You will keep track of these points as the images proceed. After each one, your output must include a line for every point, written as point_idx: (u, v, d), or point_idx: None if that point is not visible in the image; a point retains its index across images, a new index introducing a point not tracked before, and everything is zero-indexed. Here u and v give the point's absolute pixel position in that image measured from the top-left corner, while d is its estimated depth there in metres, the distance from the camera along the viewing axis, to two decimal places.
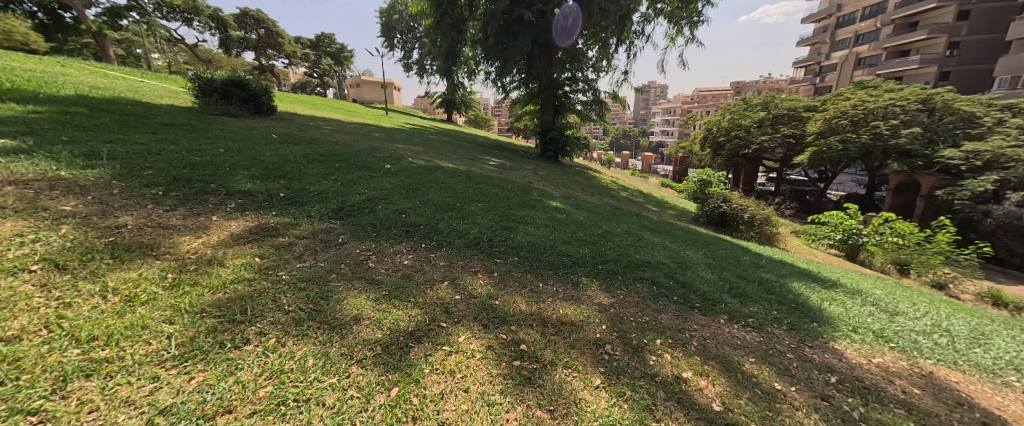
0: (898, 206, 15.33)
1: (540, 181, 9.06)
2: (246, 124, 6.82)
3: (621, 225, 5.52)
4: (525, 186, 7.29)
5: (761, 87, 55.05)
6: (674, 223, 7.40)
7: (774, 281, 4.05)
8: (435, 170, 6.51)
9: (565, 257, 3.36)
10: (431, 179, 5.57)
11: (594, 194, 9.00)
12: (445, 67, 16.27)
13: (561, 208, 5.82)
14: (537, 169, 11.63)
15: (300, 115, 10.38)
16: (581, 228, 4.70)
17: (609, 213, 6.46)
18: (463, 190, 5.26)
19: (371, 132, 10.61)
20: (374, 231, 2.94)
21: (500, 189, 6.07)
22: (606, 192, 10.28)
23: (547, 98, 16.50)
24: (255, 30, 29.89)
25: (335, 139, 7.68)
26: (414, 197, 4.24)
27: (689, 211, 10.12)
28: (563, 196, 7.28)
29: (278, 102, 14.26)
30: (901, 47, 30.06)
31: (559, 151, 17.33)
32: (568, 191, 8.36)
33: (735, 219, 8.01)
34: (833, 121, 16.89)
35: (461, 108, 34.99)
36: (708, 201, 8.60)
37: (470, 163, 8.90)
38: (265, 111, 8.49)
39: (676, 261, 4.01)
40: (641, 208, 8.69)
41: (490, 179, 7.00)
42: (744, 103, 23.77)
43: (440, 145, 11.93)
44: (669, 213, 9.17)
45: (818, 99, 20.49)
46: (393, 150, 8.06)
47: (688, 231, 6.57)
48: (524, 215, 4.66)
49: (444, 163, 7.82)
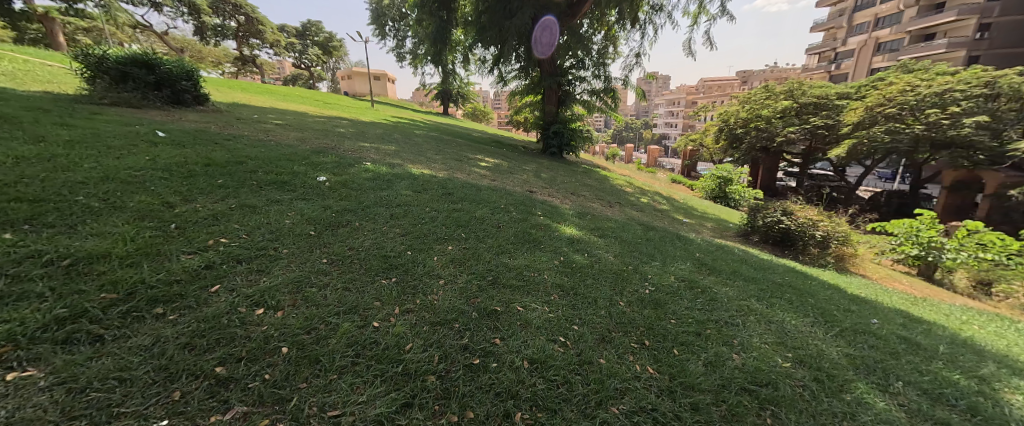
0: (953, 205, 14.00)
1: (544, 188, 7.20)
2: (138, 118, 4.96)
3: (669, 267, 3.69)
4: (524, 199, 5.45)
5: (770, 76, 52.78)
6: (725, 247, 5.61)
7: (994, 405, 2.15)
8: (401, 182, 4.67)
9: (611, 412, 1.51)
10: (389, 200, 3.74)
11: (611, 205, 7.16)
12: (432, 51, 14.29)
13: (578, 239, 4.01)
14: (539, 170, 9.80)
15: (251, 108, 8.57)
16: (617, 286, 2.86)
17: (643, 240, 4.64)
18: (429, 219, 3.43)
19: (337, 128, 8.73)
20: (98, 413, 1.06)
21: (489, 210, 4.26)
22: (625, 200, 8.44)
23: (550, 86, 14.57)
24: (235, 18, 27.91)
25: (275, 138, 5.83)
26: (331, 246, 2.42)
27: (725, 221, 8.32)
28: (576, 212, 5.49)
29: (238, 92, 12.41)
30: (926, 30, 27.94)
31: (564, 147, 15.40)
32: (582, 204, 6.50)
33: (801, 238, 6.13)
34: (876, 109, 14.89)
35: (458, 100, 32.95)
36: (759, 213, 6.77)
37: (456, 167, 7.08)
38: (191, 102, 6.73)
39: (811, 372, 2.13)
40: (672, 223, 6.87)
41: (477, 192, 5.14)
42: (766, 90, 21.70)
43: (425, 142, 10.05)
44: (704, 227, 7.35)
45: (852, 86, 18.46)
46: (353, 151, 6.21)
47: (752, 262, 4.73)
48: (526, 265, 2.86)
49: (419, 168, 5.98)
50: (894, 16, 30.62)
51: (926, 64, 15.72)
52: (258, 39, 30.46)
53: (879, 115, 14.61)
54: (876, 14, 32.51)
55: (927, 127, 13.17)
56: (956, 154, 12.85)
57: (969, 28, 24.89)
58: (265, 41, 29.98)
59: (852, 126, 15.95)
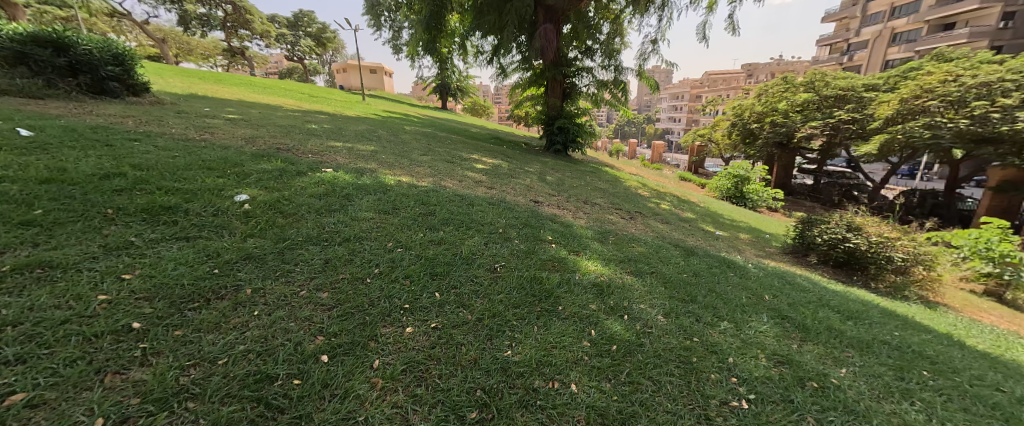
0: (997, 208, 12.75)
1: (551, 196, 6.04)
2: (21, 110, 3.82)
3: (747, 331, 2.48)
4: (529, 216, 4.29)
5: (775, 70, 51.31)
6: (779, 274, 4.47)
7: None
8: (367, 199, 3.48)
9: None
10: (335, 230, 2.57)
11: (631, 216, 6.01)
12: (425, 39, 13.04)
13: (607, 284, 2.81)
14: (543, 172, 8.65)
15: (209, 101, 7.39)
16: (691, 397, 1.69)
17: (688, 274, 3.47)
18: (389, 266, 2.25)
19: (311, 124, 7.55)
20: None
21: (480, 241, 3.06)
22: (644, 207, 7.29)
23: (554, 77, 13.28)
24: (221, 7, 26.56)
25: (215, 136, 4.64)
26: (157, 364, 1.25)
27: (760, 233, 7.16)
28: (596, 233, 4.36)
29: (206, 83, 11.21)
30: (945, 19, 26.53)
31: (569, 144, 14.18)
32: (599, 217, 5.36)
33: (873, 261, 4.94)
34: (911, 102, 13.77)
35: (457, 94, 31.64)
36: (814, 228, 5.60)
37: (446, 171, 5.95)
38: (120, 92, 5.55)
39: None
40: (705, 239, 5.74)
41: (468, 208, 3.97)
42: (784, 82, 20.41)
43: (415, 140, 8.90)
44: (741, 241, 6.20)
45: (878, 77, 17.21)
46: (316, 153, 5.03)
47: (836, 304, 3.55)
48: (535, 362, 1.68)
49: (396, 176, 4.79)
50: (912, 5, 29.18)
51: (966, 52, 14.47)
52: (247, 30, 29.18)
53: (916, 108, 13.49)
54: (892, 3, 31.04)
55: (972, 121, 11.97)
56: (1002, 150, 11.75)
57: (993, 16, 23.59)
58: (254, 31, 28.70)
59: (883, 121, 14.74)
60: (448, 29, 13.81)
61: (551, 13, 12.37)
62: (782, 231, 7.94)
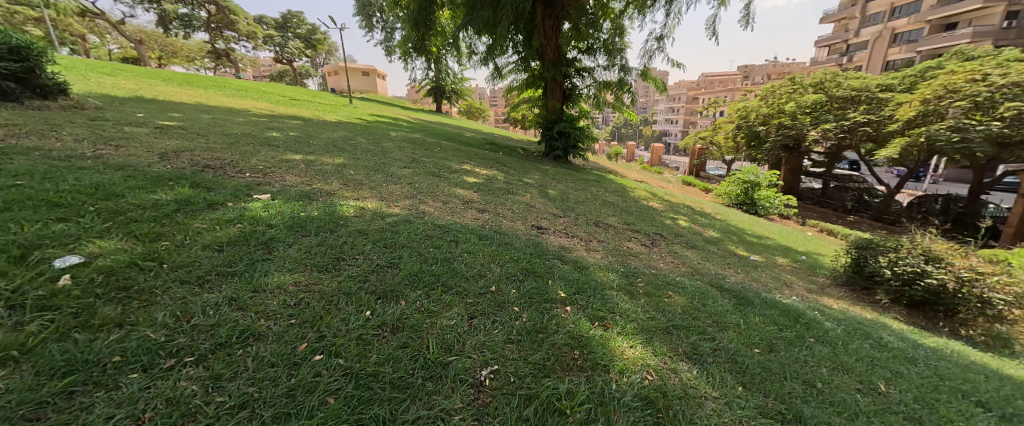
0: None
1: (555, 218, 5.01)
2: None
3: None
4: (532, 257, 3.24)
5: (771, 71, 50.72)
6: (854, 324, 3.44)
7: None
8: (304, 243, 2.45)
9: None
10: (205, 324, 1.52)
11: (651, 242, 5.01)
12: (415, 37, 11.98)
13: (659, 394, 1.76)
14: (544, 183, 7.66)
15: (153, 106, 6.33)
16: None
17: (759, 350, 2.43)
18: (278, 419, 1.23)
19: (273, 131, 6.48)
20: None
21: (458, 319, 2.02)
22: (662, 226, 6.28)
23: (553, 78, 12.29)
24: (204, 7, 25.40)
25: (119, 150, 3.56)
26: None
27: (797, 257, 6.20)
28: (620, 277, 3.34)
29: (166, 85, 10.09)
30: (946, 20, 25.89)
31: (569, 149, 13.17)
32: (615, 247, 4.34)
33: (961, 303, 3.97)
34: (934, 102, 12.89)
35: (451, 97, 30.58)
36: (878, 259, 4.61)
37: (429, 189, 4.92)
38: (17, 93, 4.56)
39: None
40: (744, 270, 4.74)
41: (452, 252, 2.92)
42: (791, 83, 19.60)
43: (399, 149, 7.87)
44: (782, 271, 5.22)
45: (892, 77, 16.39)
46: (257, 170, 3.95)
47: (969, 387, 2.53)
48: None
49: (359, 201, 3.74)
50: (912, 5, 28.60)
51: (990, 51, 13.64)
52: (232, 31, 28.02)
53: (940, 110, 12.63)
54: (891, 3, 30.34)
55: (1007, 123, 11.09)
56: None
57: (997, 16, 23.01)
58: (239, 32, 27.58)
59: (903, 123, 13.85)
60: (439, 26, 12.80)
61: (551, 8, 11.38)
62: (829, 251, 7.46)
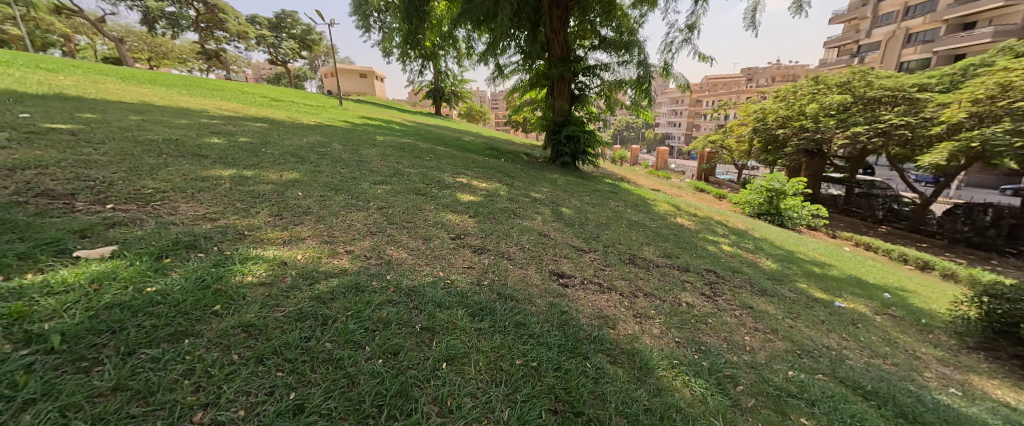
0: None
1: (580, 255, 3.65)
2: None
3: None
4: (563, 361, 1.85)
5: (776, 74, 49.17)
6: None
7: None
8: (68, 395, 1.10)
9: None
10: None
11: (714, 289, 3.64)
12: (406, 30, 10.68)
13: None
14: (554, 198, 6.32)
15: (66, 105, 5.06)
16: None
17: None
18: None
19: (218, 136, 5.18)
20: None
21: None
22: (709, 257, 4.92)
23: (560, 76, 10.94)
24: (191, 5, 24.23)
25: None
26: None
27: (883, 298, 4.84)
28: (713, 388, 1.94)
29: (117, 82, 8.82)
30: (966, 18, 24.34)
31: (578, 154, 11.80)
32: (674, 307, 2.95)
33: None
34: (987, 103, 11.45)
35: (450, 99, 29.28)
36: None
37: (401, 217, 3.55)
38: None
39: None
40: (846, 332, 3.36)
41: (419, 371, 1.55)
42: (814, 83, 18.18)
43: (380, 157, 6.56)
44: (888, 326, 3.84)
45: (930, 76, 14.93)
46: (137, 197, 2.61)
47: None
48: None
49: (285, 247, 2.38)
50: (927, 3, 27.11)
51: None
52: (222, 31, 26.89)
53: (995, 112, 11.18)
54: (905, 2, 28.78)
55: None
56: None
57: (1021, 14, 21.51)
58: (228, 31, 26.40)
59: (947, 127, 12.42)
60: (433, 19, 11.51)
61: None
62: (906, 284, 6.04)
